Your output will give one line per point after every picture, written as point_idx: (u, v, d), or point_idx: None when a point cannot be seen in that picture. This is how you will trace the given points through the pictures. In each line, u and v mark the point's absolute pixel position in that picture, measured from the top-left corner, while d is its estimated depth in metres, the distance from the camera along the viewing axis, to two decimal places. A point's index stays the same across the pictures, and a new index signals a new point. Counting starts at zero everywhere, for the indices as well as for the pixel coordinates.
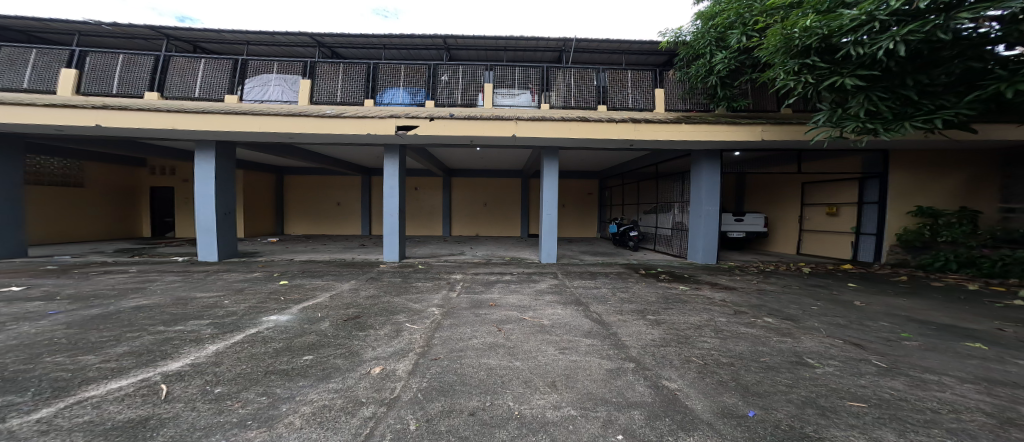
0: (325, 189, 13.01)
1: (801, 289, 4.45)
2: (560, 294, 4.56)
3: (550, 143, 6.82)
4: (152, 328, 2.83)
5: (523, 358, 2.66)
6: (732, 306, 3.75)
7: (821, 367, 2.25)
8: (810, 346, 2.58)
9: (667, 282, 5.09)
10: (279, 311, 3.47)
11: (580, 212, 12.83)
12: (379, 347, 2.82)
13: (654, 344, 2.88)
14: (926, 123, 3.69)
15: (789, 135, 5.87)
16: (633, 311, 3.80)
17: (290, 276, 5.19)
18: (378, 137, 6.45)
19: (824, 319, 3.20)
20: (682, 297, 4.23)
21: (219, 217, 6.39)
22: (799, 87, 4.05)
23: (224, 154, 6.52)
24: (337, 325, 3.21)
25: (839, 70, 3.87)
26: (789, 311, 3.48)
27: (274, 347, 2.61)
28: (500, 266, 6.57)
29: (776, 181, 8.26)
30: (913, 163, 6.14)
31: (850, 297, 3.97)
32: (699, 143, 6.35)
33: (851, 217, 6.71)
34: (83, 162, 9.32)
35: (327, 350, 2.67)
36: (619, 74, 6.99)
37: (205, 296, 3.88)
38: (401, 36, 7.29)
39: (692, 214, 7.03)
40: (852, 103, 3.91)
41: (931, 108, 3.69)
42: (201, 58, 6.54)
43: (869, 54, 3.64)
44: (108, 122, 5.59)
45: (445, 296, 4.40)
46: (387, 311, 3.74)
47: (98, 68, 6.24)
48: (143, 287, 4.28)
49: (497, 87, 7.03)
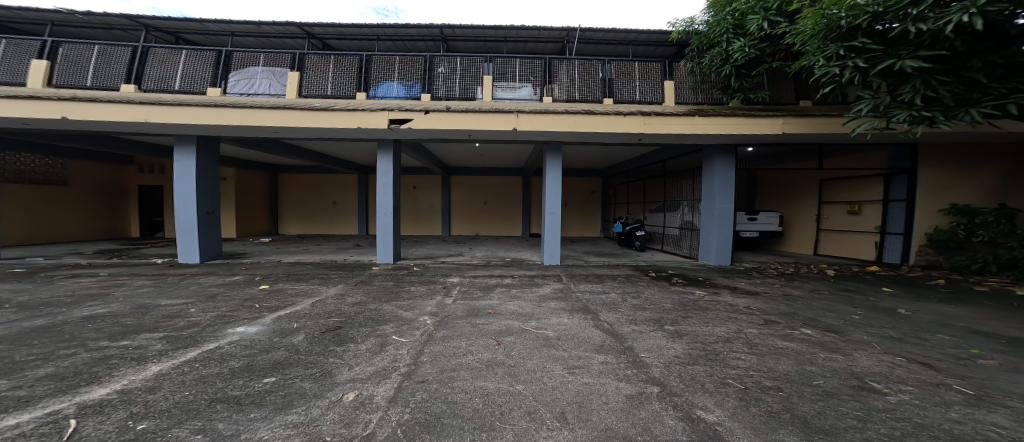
0: (320, 189, 12.62)
1: (832, 294, 4.03)
2: (565, 300, 4.14)
3: (552, 137, 6.42)
4: (93, 345, 2.43)
5: (526, 380, 2.26)
6: (760, 314, 3.32)
7: (895, 394, 1.83)
8: (867, 366, 2.17)
9: (681, 286, 4.67)
10: (249, 322, 3.06)
11: (582, 210, 12.43)
12: (357, 367, 2.42)
13: (679, 361, 2.47)
14: (996, 109, 3.28)
15: (813, 128, 5.44)
16: (648, 320, 3.38)
17: (274, 280, 4.78)
18: (369, 131, 6.05)
19: (871, 331, 2.79)
20: (701, 304, 3.80)
21: (201, 217, 5.99)
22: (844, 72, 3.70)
23: (209, 150, 6.14)
24: (311, 338, 2.80)
25: (894, 52, 3.50)
26: (827, 320, 3.06)
27: (231, 367, 2.22)
28: (500, 268, 6.17)
29: (789, 178, 7.85)
30: (949, 158, 5.70)
31: (892, 304, 3.55)
32: (714, 137, 5.92)
33: (874, 216, 6.31)
34: (66, 159, 8.98)
35: (294, 371, 2.26)
36: (625, 66, 6.57)
37: (171, 304, 3.47)
38: (395, 26, 6.88)
39: (704, 213, 6.61)
40: (904, 89, 3.55)
41: (1003, 92, 3.27)
42: (182, 50, 6.11)
43: (932, 32, 3.25)
44: (82, 114, 5.21)
45: (439, 303, 3.99)
46: (373, 321, 3.33)
47: (71, 58, 5.82)
48: (108, 293, 3.89)
49: (497, 80, 6.63)
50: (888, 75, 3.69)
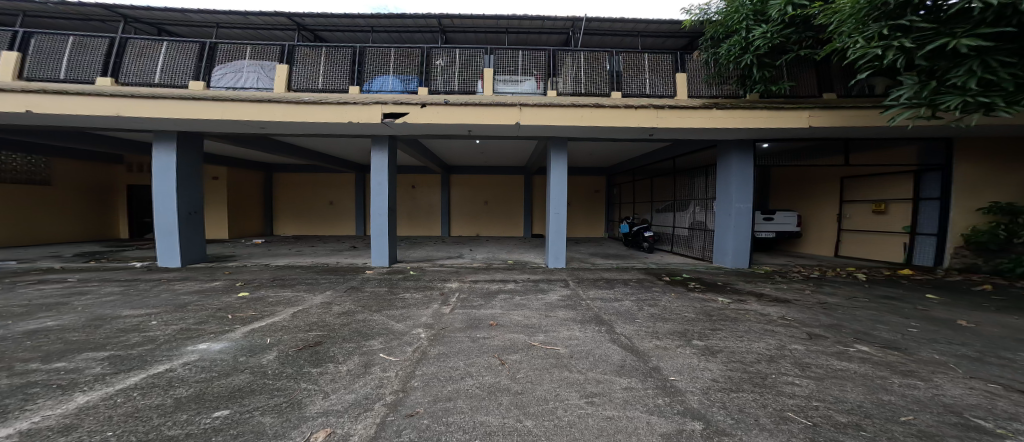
0: (316, 188, 12.24)
1: (871, 301, 3.63)
2: (574, 309, 3.72)
3: (558, 132, 6.03)
4: (15, 369, 2.03)
5: (538, 413, 1.86)
6: (800, 326, 2.91)
7: (1014, 438, 1.44)
8: (958, 397, 1.78)
9: (701, 293, 4.25)
10: (215, 336, 2.66)
11: (585, 211, 12.03)
12: (334, 394, 2.03)
13: (718, 387, 2.06)
14: None
15: (839, 121, 5.02)
16: (672, 333, 2.97)
17: (256, 286, 4.39)
18: (362, 126, 5.66)
19: (939, 349, 2.41)
20: (728, 313, 3.38)
21: (182, 217, 5.60)
22: (888, 55, 3.27)
23: (191, 147, 5.76)
24: (283, 357, 2.41)
25: (948, 30, 3.09)
26: (881, 336, 2.66)
27: (177, 397, 1.83)
28: (502, 272, 5.77)
29: (808, 175, 7.43)
30: (985, 152, 5.29)
31: (948, 315, 3.14)
32: (732, 132, 5.52)
33: (902, 215, 5.92)
34: (48, 157, 8.59)
35: (255, 401, 1.87)
36: (634, 57, 6.16)
37: (131, 316, 3.07)
38: (390, 16, 6.47)
39: (719, 212, 6.17)
40: (955, 71, 3.13)
41: None
42: (164, 41, 5.72)
43: (997, 7, 2.82)
44: (49, 108, 4.84)
45: (435, 312, 3.58)
46: (359, 335, 2.93)
47: (44, 50, 5.44)
48: (68, 303, 3.50)
49: (498, 73, 6.22)
50: (940, 56, 3.27)
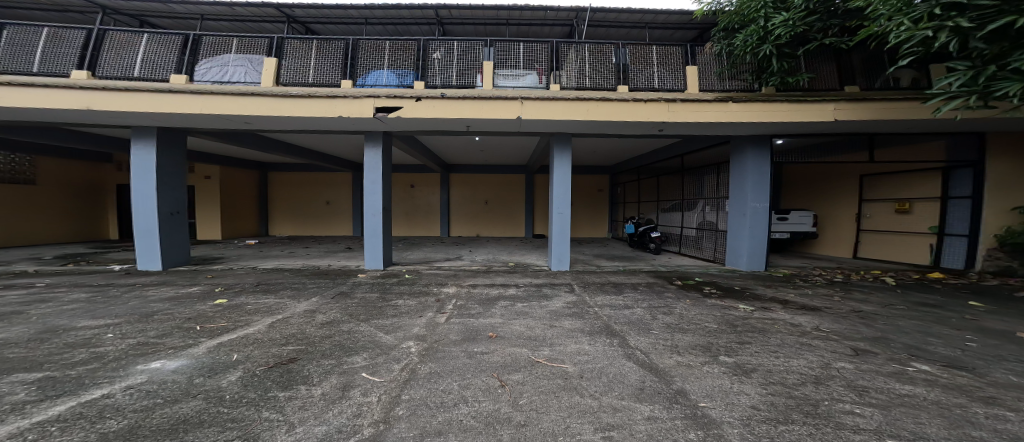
0: (312, 188, 11.94)
1: (911, 310, 3.30)
2: (582, 318, 3.38)
3: (561, 127, 5.69)
4: None
5: None
6: (841, 339, 2.56)
7: None
8: None
9: (719, 299, 3.90)
10: (174, 352, 2.32)
11: (589, 211, 11.69)
12: (299, 427, 1.69)
13: (762, 418, 1.72)
14: None
15: (865, 114, 4.68)
16: (694, 347, 2.62)
17: (236, 291, 4.05)
18: (354, 121, 5.34)
19: (1012, 369, 2.09)
20: (754, 322, 3.04)
21: (163, 217, 5.28)
22: (942, 37, 2.90)
23: (173, 144, 5.45)
24: (248, 379, 2.07)
25: (1012, 7, 2.72)
26: (939, 352, 2.33)
27: (101, 436, 1.49)
28: (502, 275, 5.43)
29: (823, 173, 7.10)
30: (1020, 148, 4.96)
31: (1004, 326, 2.81)
32: (748, 126, 5.17)
33: (929, 214, 5.58)
34: (33, 156, 8.29)
35: (200, 438, 1.54)
36: (642, 49, 5.83)
37: (87, 328, 2.74)
38: (384, 7, 6.14)
39: (733, 211, 5.82)
40: (1018, 54, 2.77)
41: None
42: (144, 33, 5.40)
43: None
44: (18, 101, 4.53)
45: (429, 322, 3.25)
46: (341, 350, 2.59)
47: (18, 43, 5.14)
48: (24, 312, 3.18)
49: (498, 66, 5.88)
50: (998, 37, 2.90)
